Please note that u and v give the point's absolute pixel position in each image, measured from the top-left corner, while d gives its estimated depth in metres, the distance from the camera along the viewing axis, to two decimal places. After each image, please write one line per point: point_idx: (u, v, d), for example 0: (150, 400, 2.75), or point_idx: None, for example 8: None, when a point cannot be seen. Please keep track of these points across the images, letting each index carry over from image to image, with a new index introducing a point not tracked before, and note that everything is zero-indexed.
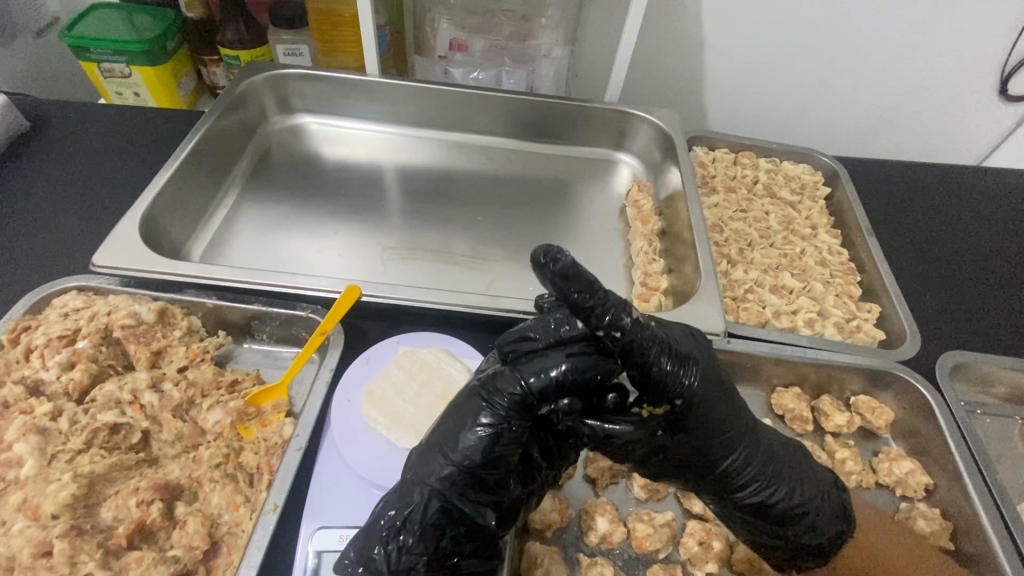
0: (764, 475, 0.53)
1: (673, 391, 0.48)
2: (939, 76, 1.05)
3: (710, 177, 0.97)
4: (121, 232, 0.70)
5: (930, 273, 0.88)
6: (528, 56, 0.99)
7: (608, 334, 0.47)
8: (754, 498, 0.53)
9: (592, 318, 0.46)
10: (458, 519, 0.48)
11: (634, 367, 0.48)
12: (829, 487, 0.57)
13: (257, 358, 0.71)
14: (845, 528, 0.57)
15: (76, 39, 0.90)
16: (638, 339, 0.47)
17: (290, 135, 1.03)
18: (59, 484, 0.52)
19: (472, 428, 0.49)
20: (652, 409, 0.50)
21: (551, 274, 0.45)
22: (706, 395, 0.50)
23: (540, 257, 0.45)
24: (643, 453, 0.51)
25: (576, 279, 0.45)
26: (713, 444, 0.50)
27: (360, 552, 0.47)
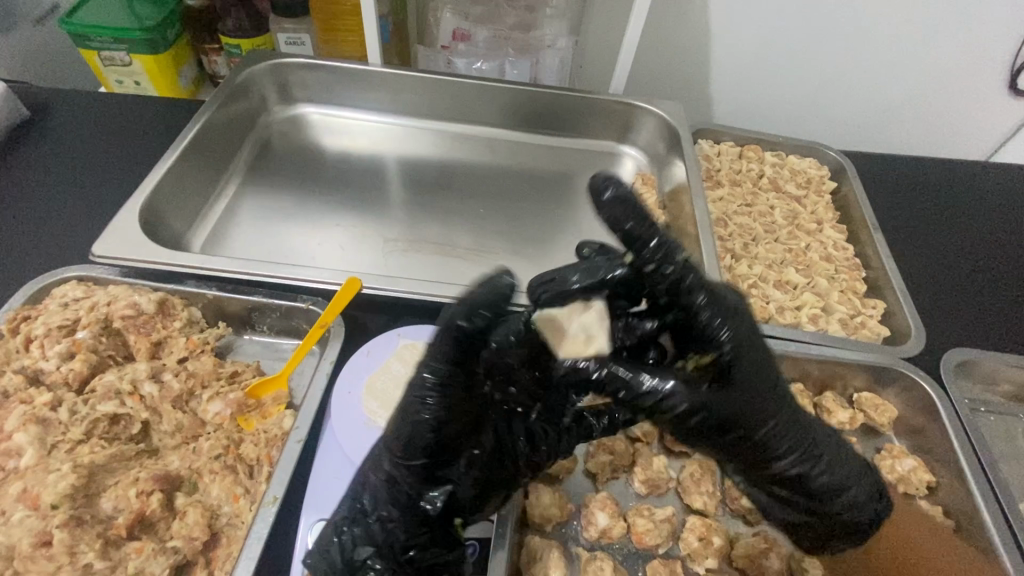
0: (799, 440, 0.52)
1: (720, 341, 0.46)
2: (949, 69, 1.03)
3: (715, 170, 0.96)
4: (120, 222, 0.70)
5: (937, 270, 0.87)
6: (532, 47, 0.98)
7: (658, 270, 0.46)
8: (795, 470, 0.53)
9: (642, 249, 0.47)
10: (405, 506, 0.48)
11: (683, 311, 0.47)
12: (862, 474, 0.57)
13: (257, 349, 0.71)
14: (882, 511, 0.58)
15: (75, 27, 0.89)
16: (686, 279, 0.46)
17: (291, 124, 1.02)
18: (59, 474, 0.52)
19: (416, 416, 0.46)
20: (698, 362, 0.48)
21: (609, 198, 0.48)
22: (751, 350, 0.48)
23: (599, 181, 0.49)
24: (688, 411, 0.44)
25: (631, 208, 0.47)
26: (752, 402, 0.48)
27: (318, 543, 0.49)
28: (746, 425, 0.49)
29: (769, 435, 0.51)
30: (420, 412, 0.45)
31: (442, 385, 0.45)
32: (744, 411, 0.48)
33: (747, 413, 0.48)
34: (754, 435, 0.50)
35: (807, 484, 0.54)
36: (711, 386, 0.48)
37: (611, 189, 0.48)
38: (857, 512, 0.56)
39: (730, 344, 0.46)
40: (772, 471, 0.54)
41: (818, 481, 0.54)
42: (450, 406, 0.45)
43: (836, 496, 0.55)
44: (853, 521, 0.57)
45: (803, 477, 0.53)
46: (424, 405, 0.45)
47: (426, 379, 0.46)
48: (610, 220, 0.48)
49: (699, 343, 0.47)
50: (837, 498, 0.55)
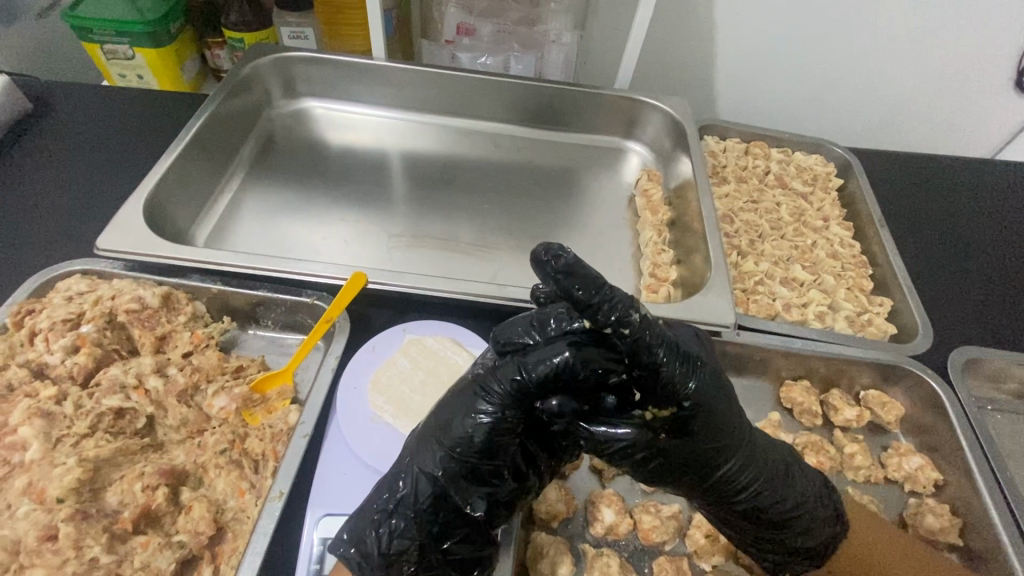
0: (759, 475, 0.51)
1: (682, 395, 0.44)
2: (956, 67, 1.03)
3: (721, 167, 0.96)
4: (125, 215, 0.70)
5: (943, 267, 0.86)
6: (536, 42, 0.97)
7: (614, 332, 0.42)
8: (750, 501, 0.51)
9: (598, 317, 0.42)
10: (450, 505, 0.48)
11: (641, 370, 0.44)
12: (822, 492, 0.55)
13: (262, 344, 0.71)
14: (838, 532, 0.56)
15: (79, 20, 0.89)
16: (645, 337, 0.43)
17: (294, 119, 1.02)
18: (64, 467, 0.51)
19: (476, 413, 0.47)
20: (656, 413, 0.47)
21: (553, 274, 0.40)
22: (712, 398, 0.46)
23: (541, 254, 0.41)
24: (642, 458, 0.47)
25: (580, 275, 0.41)
26: (711, 449, 0.48)
27: (352, 533, 0.48)
28: (704, 467, 0.49)
29: (726, 475, 0.50)
30: (479, 409, 0.47)
31: (511, 395, 0.47)
32: (700, 458, 0.48)
33: (705, 458, 0.48)
34: (710, 475, 0.50)
35: (762, 515, 0.52)
36: (665, 436, 0.48)
37: (559, 259, 0.40)
38: (815, 535, 0.54)
39: (691, 399, 0.45)
40: (730, 503, 0.52)
41: (772, 511, 0.52)
42: (513, 409, 0.47)
43: (793, 524, 0.53)
44: (813, 546, 0.55)
45: (758, 509, 0.52)
46: (487, 405, 0.47)
47: (488, 381, 0.48)
48: (559, 292, 0.41)
49: (659, 397, 0.45)
50: (793, 525, 0.53)
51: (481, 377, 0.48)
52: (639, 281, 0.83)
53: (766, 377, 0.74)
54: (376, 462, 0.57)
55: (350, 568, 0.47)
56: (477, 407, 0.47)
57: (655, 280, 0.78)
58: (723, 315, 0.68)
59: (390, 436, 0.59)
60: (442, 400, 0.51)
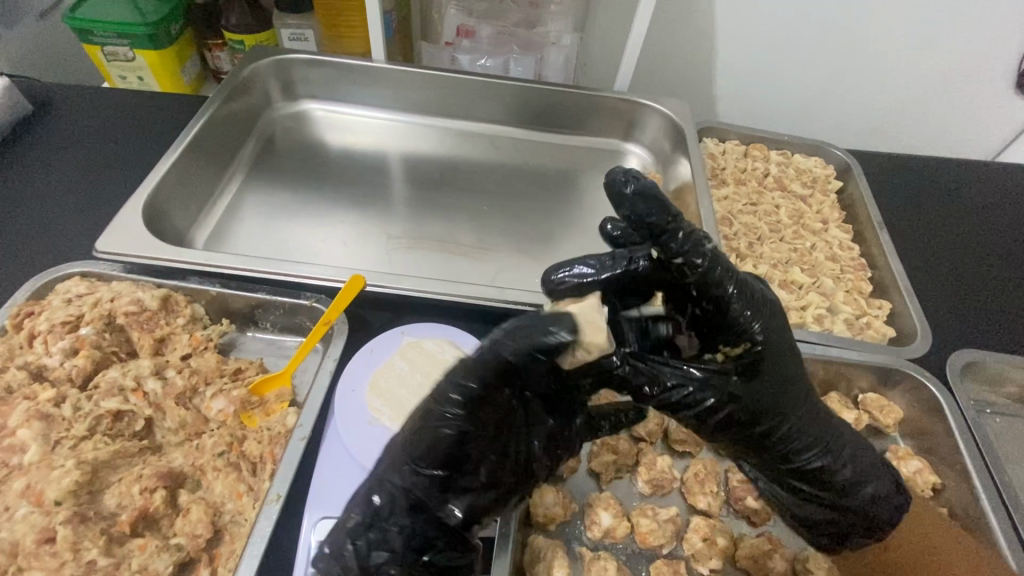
0: (819, 435, 0.54)
1: (752, 332, 0.47)
2: (954, 70, 1.03)
3: (720, 169, 0.96)
4: (124, 218, 0.70)
5: (942, 270, 0.86)
6: (536, 44, 0.97)
7: (687, 262, 0.45)
8: (815, 463, 0.54)
9: (670, 242, 0.45)
10: (423, 515, 0.48)
11: (711, 305, 0.47)
12: (883, 469, 0.58)
13: (261, 346, 0.71)
14: (903, 503, 0.59)
15: (79, 22, 0.89)
16: (716, 270, 0.46)
17: (294, 121, 1.02)
18: (62, 470, 0.51)
19: (438, 425, 0.47)
20: (728, 353, 0.49)
21: (631, 194, 0.44)
22: (778, 343, 0.49)
23: (618, 178, 0.45)
24: (713, 405, 0.48)
25: (655, 201, 0.44)
26: (779, 396, 0.50)
27: (333, 545, 0.46)
28: (771, 415, 0.50)
29: (792, 427, 0.52)
30: (439, 421, 0.47)
31: (468, 398, 0.47)
32: (770, 404, 0.50)
33: (773, 407, 0.50)
34: (777, 424, 0.51)
35: (829, 476, 0.55)
36: (736, 381, 0.49)
37: (631, 184, 0.44)
38: (878, 505, 0.57)
39: (760, 334, 0.48)
40: (796, 465, 0.54)
41: (840, 475, 0.55)
42: (472, 416, 0.48)
43: (854, 491, 0.56)
44: (872, 515, 0.58)
45: (820, 468, 0.54)
46: (445, 417, 0.47)
47: (444, 392, 0.48)
48: (632, 217, 0.45)
49: (730, 335, 0.48)
50: (858, 492, 0.56)
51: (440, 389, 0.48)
52: None
53: None
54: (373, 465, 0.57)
55: None
56: (440, 420, 0.47)
57: None
58: None
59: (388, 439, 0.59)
60: (403, 416, 0.51)
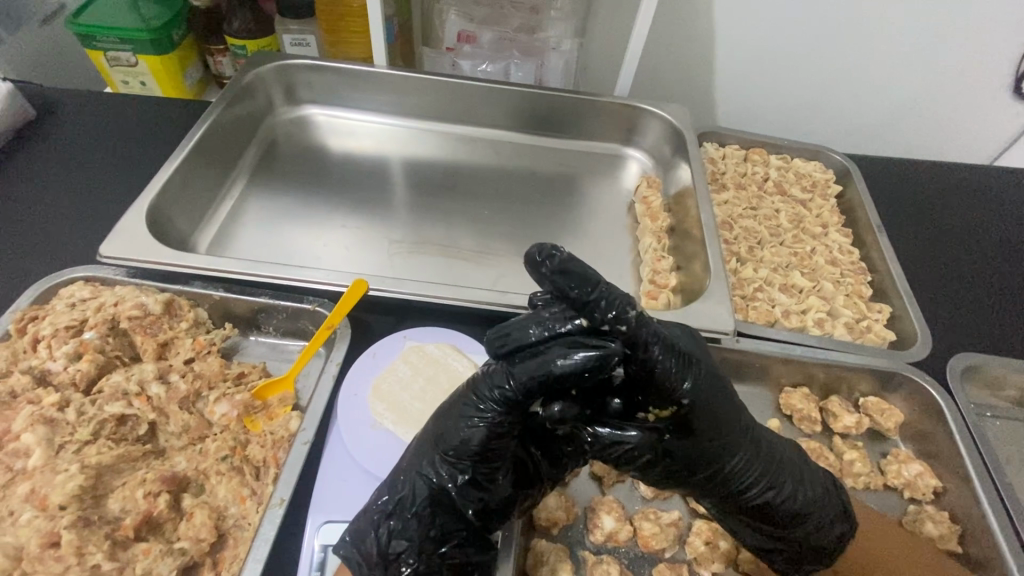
0: (760, 475, 0.51)
1: (678, 393, 0.45)
2: (951, 75, 1.04)
3: (720, 174, 0.96)
4: (127, 222, 0.70)
5: (941, 274, 0.87)
6: (537, 49, 0.98)
7: (613, 329, 0.44)
8: (757, 500, 0.52)
9: (595, 314, 0.44)
10: (450, 508, 0.48)
11: (640, 366, 0.45)
12: (829, 491, 0.56)
13: (263, 350, 0.71)
14: (846, 531, 0.55)
15: (83, 27, 0.90)
16: (641, 333, 0.44)
17: (296, 126, 1.02)
18: (66, 475, 0.52)
19: (470, 420, 0.47)
20: (659, 413, 0.48)
21: (547, 274, 0.43)
22: (709, 394, 0.48)
23: (535, 256, 0.44)
24: (647, 459, 0.48)
25: (574, 276, 0.43)
26: (716, 445, 0.49)
27: (354, 535, 0.48)
28: (707, 465, 0.50)
29: (728, 474, 0.50)
30: (472, 417, 0.47)
31: (505, 401, 0.46)
32: (704, 455, 0.49)
33: (709, 456, 0.49)
34: (715, 472, 0.50)
35: (769, 513, 0.53)
36: (670, 437, 0.48)
37: (549, 263, 0.43)
38: (823, 533, 0.54)
39: (688, 396, 0.46)
40: (735, 503, 0.53)
41: (783, 509, 0.53)
42: (509, 415, 0.47)
43: (802, 525, 0.54)
44: (820, 544, 0.55)
45: (766, 507, 0.52)
46: (480, 410, 0.47)
47: (480, 388, 0.48)
48: (556, 293, 0.44)
49: (656, 396, 0.46)
50: (800, 524, 0.54)
51: (473, 385, 0.48)
52: (638, 287, 0.83)
53: (765, 384, 0.75)
54: (377, 469, 0.57)
55: (350, 568, 0.48)
56: (472, 415, 0.47)
57: (655, 286, 0.78)
58: (722, 322, 0.68)
59: (390, 443, 0.59)
60: (438, 409, 0.51)
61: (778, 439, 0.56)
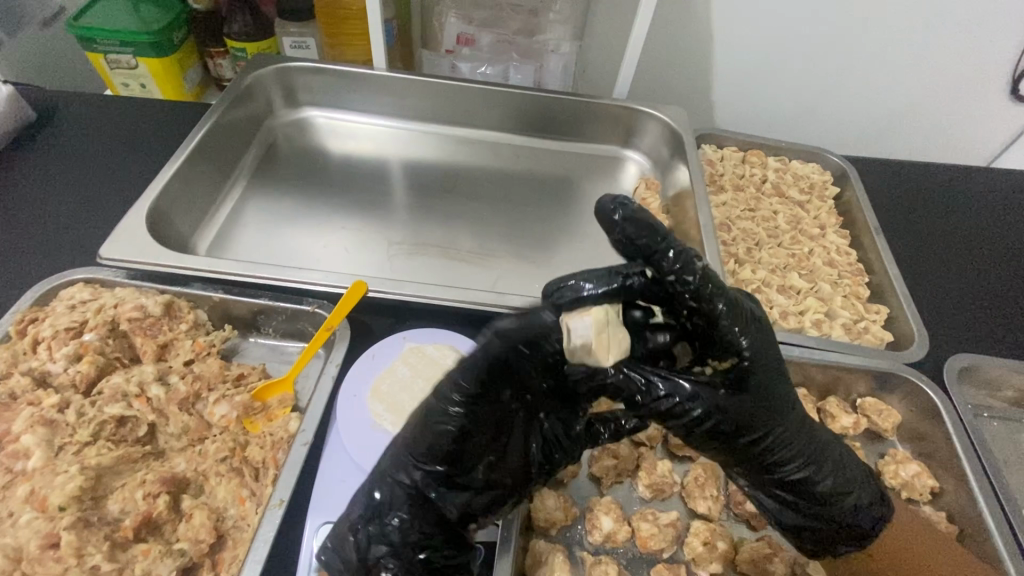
0: (807, 446, 0.51)
1: (740, 346, 0.46)
2: (947, 78, 1.04)
3: (718, 175, 0.97)
4: (127, 224, 0.70)
5: (939, 275, 0.87)
6: (536, 52, 0.99)
7: (680, 279, 0.45)
8: (801, 474, 0.51)
9: (658, 262, 0.45)
10: (427, 510, 0.48)
11: (702, 316, 0.46)
12: (864, 472, 0.56)
13: (262, 352, 0.71)
14: (885, 514, 0.56)
15: (84, 30, 0.90)
16: (708, 287, 0.46)
17: (296, 128, 1.03)
18: (66, 476, 0.52)
19: (441, 415, 0.47)
20: (717, 366, 0.48)
21: (619, 220, 0.46)
22: (766, 357, 0.48)
23: (609, 203, 0.46)
24: (703, 417, 0.47)
25: (643, 224, 0.45)
26: (770, 408, 0.49)
27: (333, 542, 0.49)
28: (761, 429, 0.49)
29: (779, 441, 0.50)
30: (442, 415, 0.47)
31: (470, 391, 0.46)
32: (758, 417, 0.48)
33: (763, 419, 0.48)
34: (767, 438, 0.49)
35: (815, 490, 0.52)
36: (725, 393, 0.47)
37: (619, 211, 0.46)
38: (861, 516, 0.54)
39: (748, 352, 0.47)
40: (779, 476, 0.52)
41: (826, 486, 0.52)
42: (479, 406, 0.47)
43: (843, 501, 0.53)
44: (856, 524, 0.54)
45: (811, 480, 0.52)
46: (447, 409, 0.47)
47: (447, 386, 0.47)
48: (624, 240, 0.46)
49: (718, 349, 0.47)
50: (843, 503, 0.53)
51: (442, 381, 0.48)
52: None
53: None
54: None
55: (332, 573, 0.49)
56: (444, 411, 0.47)
57: None
58: None
59: (389, 444, 0.59)
60: (413, 408, 0.51)
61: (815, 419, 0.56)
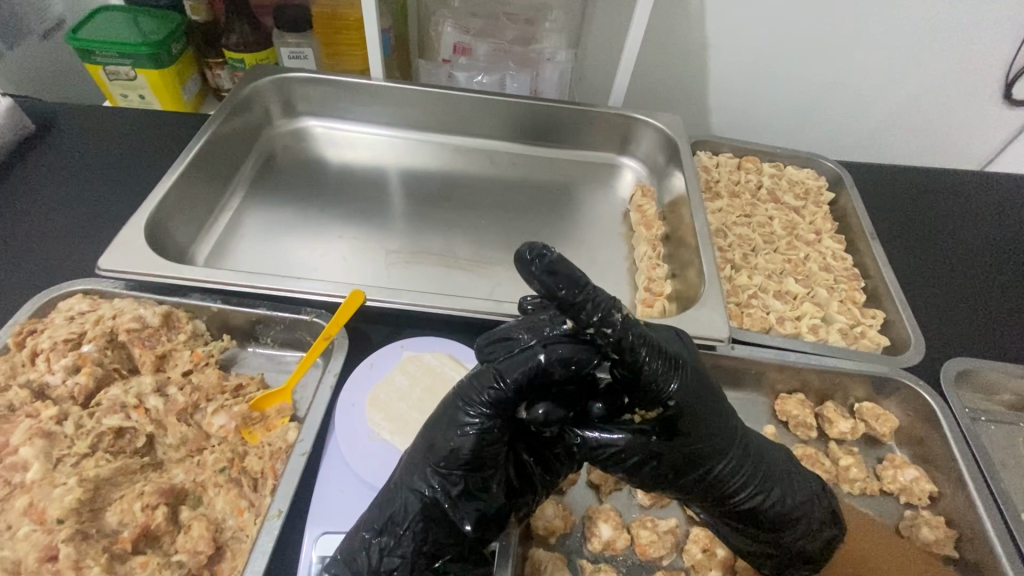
0: (748, 480, 0.52)
1: (664, 395, 0.46)
2: (942, 82, 1.05)
3: (714, 181, 0.97)
4: (126, 235, 0.71)
5: (934, 278, 0.88)
6: (531, 61, 1.01)
7: (598, 331, 0.44)
8: (746, 505, 0.52)
9: (581, 316, 0.44)
10: (442, 523, 0.48)
11: (625, 368, 0.45)
12: (818, 495, 0.56)
13: (261, 362, 0.71)
14: (835, 535, 0.57)
15: (82, 42, 0.90)
16: (628, 337, 0.44)
17: (294, 138, 1.03)
18: (65, 488, 0.52)
19: (460, 427, 0.47)
20: (644, 414, 0.48)
21: (536, 273, 0.42)
22: (695, 395, 0.48)
23: (524, 253, 0.43)
24: (637, 462, 0.49)
25: (562, 277, 0.43)
26: (701, 449, 0.49)
27: (344, 553, 0.48)
28: (695, 468, 0.50)
29: (717, 478, 0.51)
30: (464, 423, 0.47)
31: (494, 404, 0.47)
32: (691, 460, 0.49)
33: (694, 460, 0.49)
34: (704, 476, 0.51)
35: (759, 518, 0.53)
36: (658, 439, 0.48)
37: (538, 261, 0.42)
38: (808, 539, 0.55)
39: (674, 397, 0.46)
40: (722, 507, 0.53)
41: (772, 515, 0.53)
42: (500, 420, 0.47)
43: (792, 527, 0.54)
44: (805, 550, 0.55)
45: (755, 512, 0.53)
46: (471, 417, 0.47)
47: (468, 394, 0.48)
48: (544, 291, 0.43)
49: (644, 399, 0.46)
50: (791, 528, 0.54)
51: (461, 392, 0.48)
52: (633, 295, 0.84)
53: (760, 391, 0.75)
54: (373, 480, 0.57)
55: None
56: (462, 421, 0.47)
57: (650, 294, 0.79)
58: (716, 329, 0.68)
59: (387, 453, 0.60)
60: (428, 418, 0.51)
61: (762, 441, 0.57)
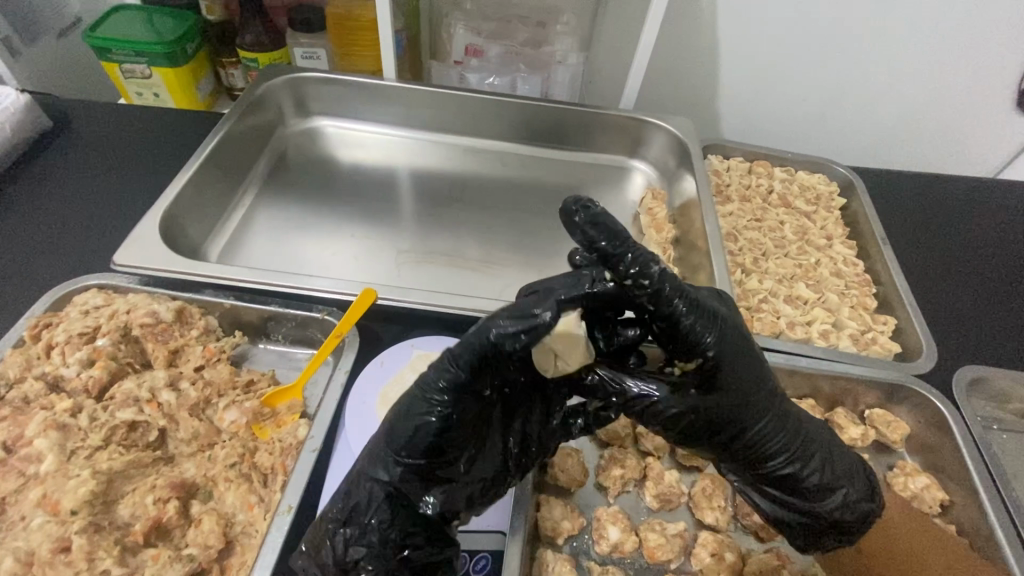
0: (789, 442, 0.50)
1: (703, 347, 0.44)
2: (954, 90, 1.05)
3: (724, 186, 0.97)
4: (141, 232, 0.71)
5: (946, 286, 0.87)
6: (542, 63, 1.01)
7: (636, 283, 0.42)
8: (784, 470, 0.51)
9: (617, 265, 0.42)
10: (405, 509, 0.47)
11: (665, 320, 0.44)
12: (857, 471, 0.55)
13: (272, 358, 0.72)
14: (873, 510, 0.55)
15: (99, 40, 0.92)
16: (665, 287, 0.43)
17: (306, 138, 1.04)
18: (78, 480, 0.52)
19: (420, 415, 0.44)
20: (684, 366, 0.47)
21: (581, 222, 0.42)
22: (733, 352, 0.46)
23: (569, 205, 0.43)
24: (676, 415, 0.47)
25: (603, 226, 0.42)
26: (739, 407, 0.47)
27: (311, 542, 0.49)
28: (730, 430, 0.48)
29: (756, 438, 0.49)
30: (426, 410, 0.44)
31: (454, 386, 0.43)
32: (729, 418, 0.48)
33: (729, 418, 0.48)
34: (738, 437, 0.49)
35: (798, 485, 0.52)
36: (696, 393, 0.47)
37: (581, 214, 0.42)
38: (848, 509, 0.53)
39: (712, 349, 0.45)
40: (757, 472, 0.52)
41: (809, 482, 0.52)
42: (459, 404, 0.44)
43: (831, 495, 0.53)
44: (845, 520, 0.54)
45: (794, 478, 0.51)
46: (432, 403, 0.43)
47: (430, 379, 0.44)
48: (584, 242, 0.42)
49: (684, 349, 0.45)
50: (831, 497, 0.53)
51: (425, 379, 0.44)
52: None
53: None
54: None
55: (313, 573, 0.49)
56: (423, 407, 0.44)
57: None
58: None
59: None
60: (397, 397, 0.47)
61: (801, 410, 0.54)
